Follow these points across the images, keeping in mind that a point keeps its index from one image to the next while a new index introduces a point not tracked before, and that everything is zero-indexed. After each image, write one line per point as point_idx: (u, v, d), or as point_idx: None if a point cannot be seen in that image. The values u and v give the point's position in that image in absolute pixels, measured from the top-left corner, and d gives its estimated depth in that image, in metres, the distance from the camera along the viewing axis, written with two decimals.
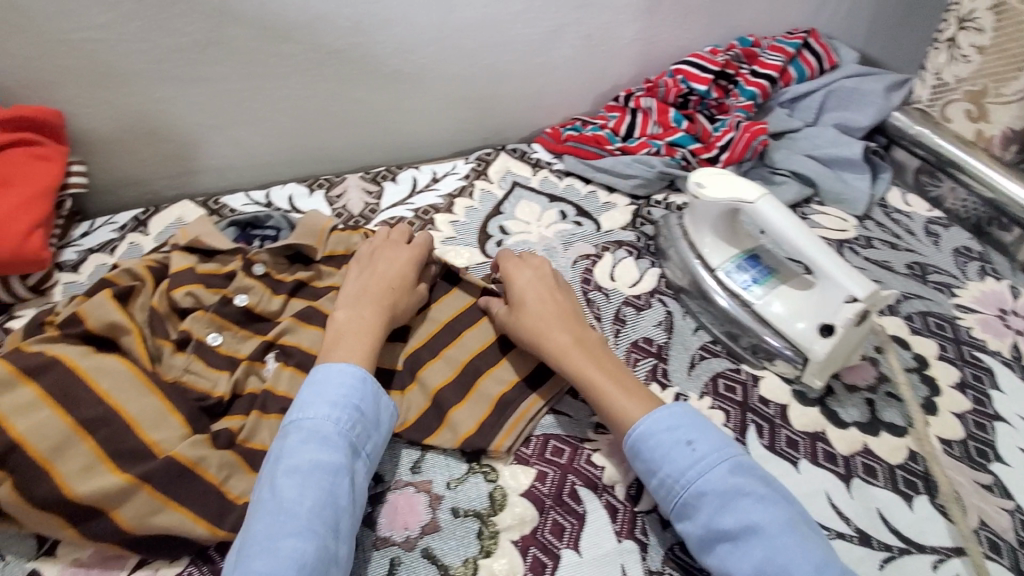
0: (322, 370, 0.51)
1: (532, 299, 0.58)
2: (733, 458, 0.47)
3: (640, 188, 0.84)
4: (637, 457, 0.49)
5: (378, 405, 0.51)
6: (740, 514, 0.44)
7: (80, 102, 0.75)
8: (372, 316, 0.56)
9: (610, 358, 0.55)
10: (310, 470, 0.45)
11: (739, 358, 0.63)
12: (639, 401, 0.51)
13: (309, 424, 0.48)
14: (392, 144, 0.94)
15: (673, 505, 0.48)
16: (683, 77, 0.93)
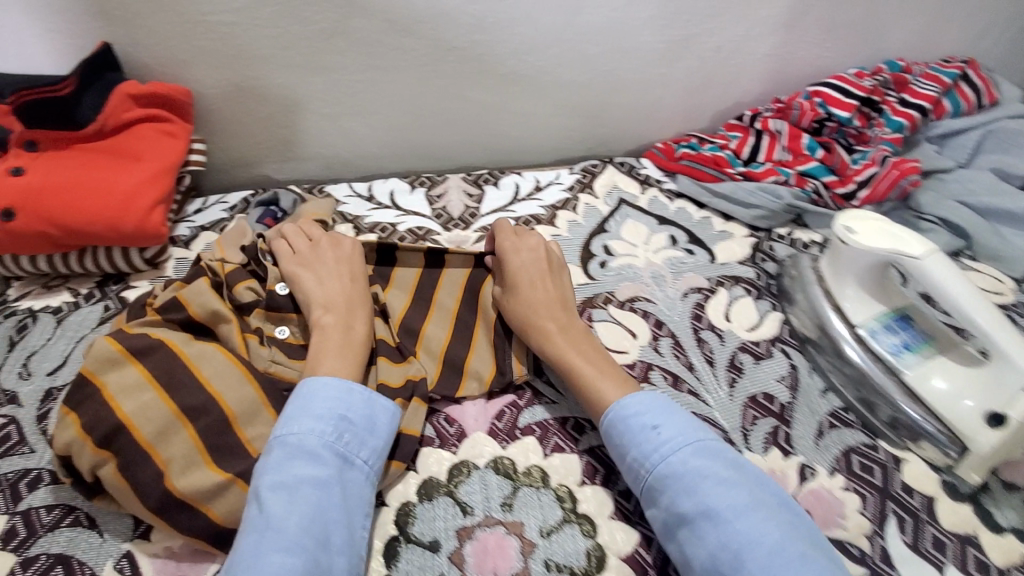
0: (308, 384, 0.49)
1: (525, 284, 0.59)
2: (699, 445, 0.47)
3: (763, 220, 0.77)
4: (610, 443, 0.50)
5: (368, 412, 0.49)
6: (700, 498, 0.44)
7: (207, 83, 0.76)
8: (354, 318, 0.56)
9: (592, 341, 0.57)
10: (297, 485, 0.43)
11: (875, 433, 0.55)
12: (625, 388, 0.52)
13: (295, 437, 0.46)
14: (495, 146, 0.91)
15: (641, 491, 0.48)
16: (822, 100, 0.83)
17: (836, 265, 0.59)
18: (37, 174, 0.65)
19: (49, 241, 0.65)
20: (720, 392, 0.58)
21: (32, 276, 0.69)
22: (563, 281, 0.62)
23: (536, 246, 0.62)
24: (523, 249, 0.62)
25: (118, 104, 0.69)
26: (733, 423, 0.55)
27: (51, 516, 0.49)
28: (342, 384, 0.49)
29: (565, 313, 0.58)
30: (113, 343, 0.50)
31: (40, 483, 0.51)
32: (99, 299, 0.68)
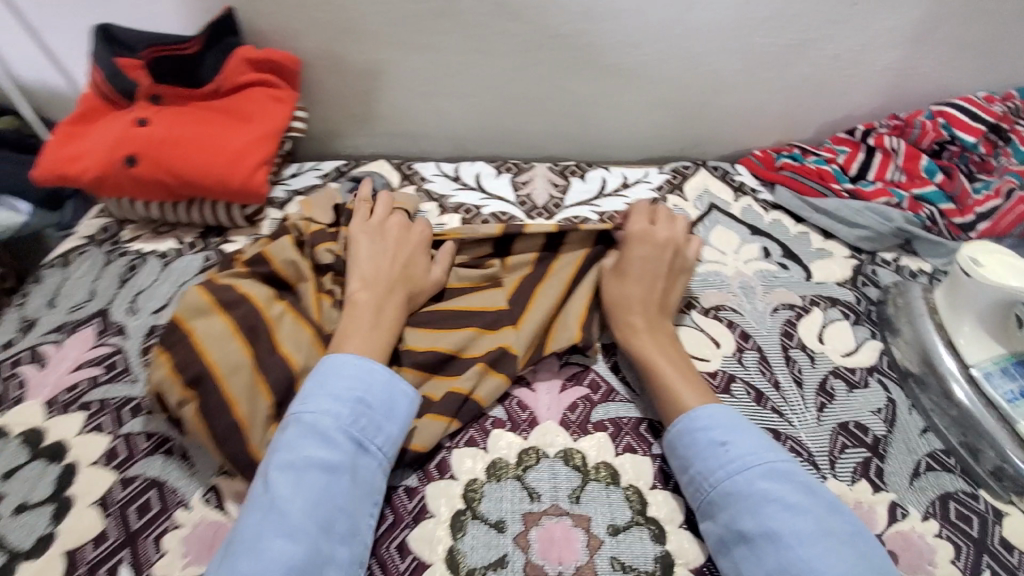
0: (331, 360, 0.48)
1: (637, 273, 0.59)
2: (768, 464, 0.45)
3: (866, 241, 0.72)
4: (672, 451, 0.50)
5: (388, 398, 0.48)
6: (763, 519, 0.42)
7: (317, 54, 0.79)
8: (391, 299, 0.55)
9: (678, 348, 0.57)
10: (306, 468, 0.43)
11: (976, 481, 0.50)
12: (702, 395, 0.51)
13: (310, 416, 0.45)
14: (585, 138, 0.90)
15: (698, 502, 0.47)
16: (946, 121, 0.76)
17: (956, 298, 0.55)
18: (160, 126, 0.69)
19: (164, 190, 0.69)
20: (807, 414, 0.55)
21: (143, 221, 0.74)
22: (675, 285, 0.61)
23: (668, 242, 0.61)
24: (648, 241, 0.60)
25: (235, 68, 0.72)
26: (820, 450, 0.52)
27: (148, 443, 0.52)
28: (365, 364, 0.49)
29: (659, 315, 0.58)
30: (203, 294, 0.53)
31: (140, 411, 0.54)
32: (201, 249, 0.72)
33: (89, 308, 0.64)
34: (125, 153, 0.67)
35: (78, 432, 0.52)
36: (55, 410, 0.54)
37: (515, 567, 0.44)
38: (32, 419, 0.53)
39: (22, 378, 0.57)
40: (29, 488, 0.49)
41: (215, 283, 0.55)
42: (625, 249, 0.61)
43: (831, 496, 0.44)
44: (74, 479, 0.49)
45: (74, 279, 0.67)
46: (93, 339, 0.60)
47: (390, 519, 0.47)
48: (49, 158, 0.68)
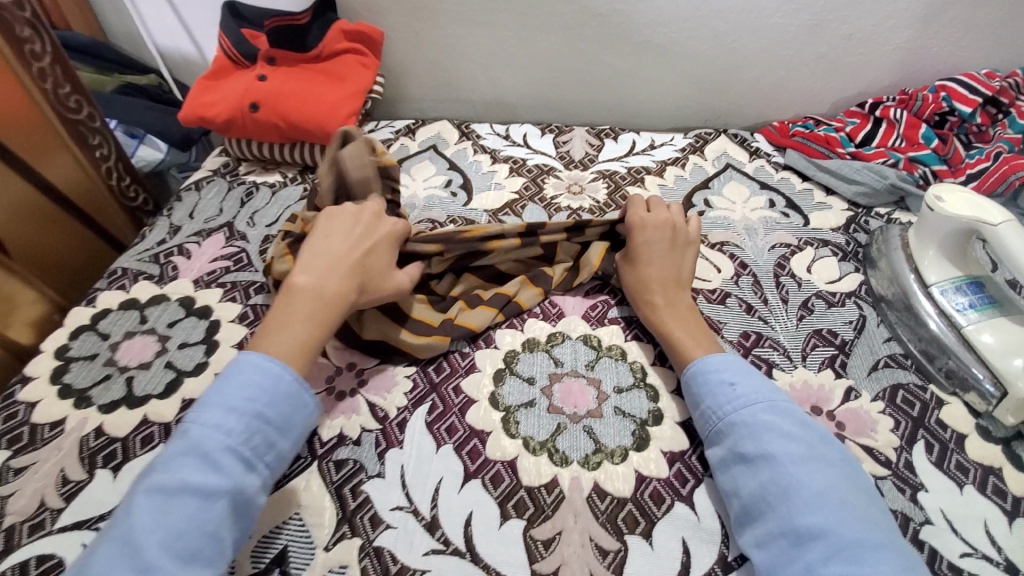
0: (235, 365, 0.51)
1: (648, 257, 0.66)
2: (770, 401, 0.52)
3: (863, 197, 0.82)
4: (687, 389, 0.56)
5: (283, 412, 0.50)
6: (761, 442, 0.49)
7: (396, 28, 0.95)
8: (333, 287, 0.56)
9: (694, 317, 0.63)
10: (177, 490, 0.44)
11: (927, 377, 0.61)
12: (707, 351, 0.58)
13: (197, 434, 0.47)
14: (620, 107, 1.03)
15: (707, 431, 0.53)
16: (947, 94, 0.85)
17: (923, 232, 0.65)
18: (276, 81, 0.86)
19: (276, 132, 0.87)
20: (788, 321, 0.67)
21: (254, 159, 0.92)
22: (683, 258, 0.68)
23: (661, 231, 0.67)
24: (648, 224, 0.68)
25: (332, 37, 0.89)
26: (795, 347, 0.64)
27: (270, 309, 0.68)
28: (277, 371, 0.51)
29: (674, 288, 0.64)
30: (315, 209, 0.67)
31: (263, 290, 0.71)
32: (300, 182, 0.88)
33: (219, 220, 0.81)
34: (250, 101, 0.85)
35: (218, 300, 0.70)
36: (200, 285, 0.71)
37: (541, 407, 0.58)
38: (184, 290, 0.71)
39: (174, 264, 0.74)
40: (187, 333, 0.66)
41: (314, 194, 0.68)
42: (630, 236, 0.68)
43: (824, 430, 0.51)
44: (219, 329, 0.66)
45: (206, 199, 0.85)
46: (224, 241, 0.78)
47: (448, 370, 0.62)
48: (191, 104, 0.87)
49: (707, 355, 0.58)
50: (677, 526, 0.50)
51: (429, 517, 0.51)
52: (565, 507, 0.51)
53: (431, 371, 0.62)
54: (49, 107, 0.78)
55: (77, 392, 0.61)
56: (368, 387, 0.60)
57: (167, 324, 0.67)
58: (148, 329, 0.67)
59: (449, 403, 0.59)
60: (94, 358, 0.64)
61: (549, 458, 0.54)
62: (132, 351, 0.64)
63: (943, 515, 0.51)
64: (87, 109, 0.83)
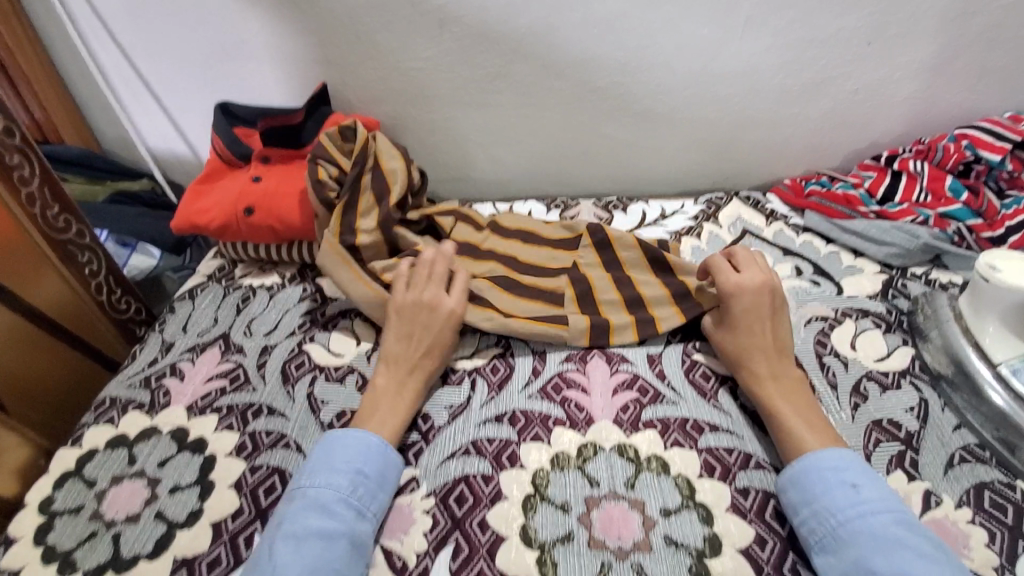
0: (336, 437, 0.56)
1: (751, 325, 0.61)
2: (898, 512, 0.47)
3: (896, 258, 0.77)
4: (793, 485, 0.51)
5: (383, 466, 0.55)
6: (898, 561, 0.44)
7: (392, 116, 0.93)
8: (408, 390, 0.61)
9: (802, 393, 0.58)
10: (307, 535, 0.48)
11: (1014, 472, 0.54)
12: (826, 441, 0.54)
13: (314, 490, 0.52)
14: (625, 176, 1.00)
15: (821, 536, 0.48)
16: (969, 142, 0.82)
17: (979, 304, 0.60)
18: (270, 181, 0.83)
19: (271, 234, 0.83)
20: (842, 413, 0.60)
21: (251, 260, 0.88)
22: (782, 321, 0.62)
23: (753, 303, 0.62)
24: (744, 288, 0.62)
25: None
26: (856, 444, 0.57)
27: (270, 438, 0.62)
28: (367, 442, 0.55)
29: (779, 357, 0.60)
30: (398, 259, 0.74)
31: (261, 414, 0.65)
32: (299, 282, 0.84)
33: (213, 332, 0.76)
34: (246, 205, 0.82)
35: (214, 430, 0.64)
36: (194, 413, 0.66)
37: (581, 542, 0.51)
38: (176, 419, 0.65)
39: (167, 388, 0.69)
40: (179, 474, 0.60)
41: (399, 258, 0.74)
42: (725, 304, 0.63)
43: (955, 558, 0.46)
44: (215, 466, 0.60)
45: (201, 308, 0.81)
46: (220, 357, 0.73)
47: (471, 500, 0.55)
48: (185, 212, 0.84)
49: (825, 448, 0.53)
50: None
51: None
52: None
53: (452, 504, 0.55)
54: (36, 228, 0.74)
55: (62, 554, 0.55)
56: (382, 531, 0.53)
57: (157, 464, 0.61)
58: (137, 471, 0.61)
59: (476, 543, 0.52)
60: (78, 512, 0.58)
61: None
62: (119, 500, 0.58)
63: None
64: (75, 226, 0.79)
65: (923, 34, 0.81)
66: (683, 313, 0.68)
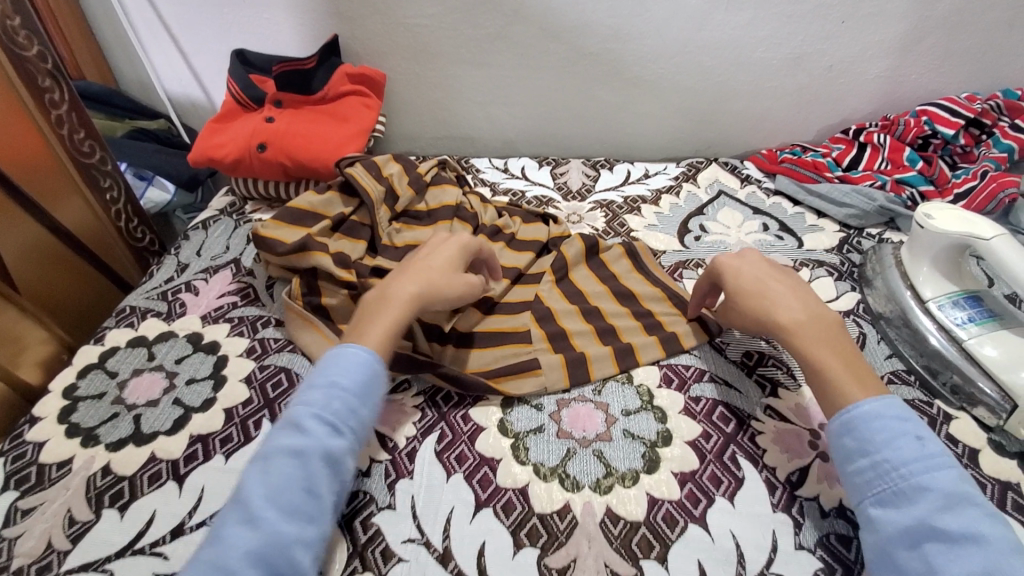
0: (323, 356, 0.54)
1: (755, 280, 0.60)
2: (960, 470, 0.45)
3: (854, 218, 0.84)
4: (850, 432, 0.48)
5: (363, 381, 0.51)
6: (966, 520, 0.41)
7: (398, 71, 0.99)
8: (395, 296, 0.58)
9: (843, 339, 0.55)
10: (275, 456, 0.46)
11: (933, 393, 0.61)
12: (869, 388, 0.50)
13: (289, 409, 0.50)
14: (614, 140, 1.06)
15: (880, 489, 0.45)
16: (928, 118, 0.89)
17: (916, 248, 0.67)
18: (282, 123, 0.89)
19: (281, 171, 0.89)
20: None
21: (260, 198, 0.94)
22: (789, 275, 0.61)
23: (762, 270, 0.61)
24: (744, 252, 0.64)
25: (338, 80, 0.92)
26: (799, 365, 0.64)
27: (277, 344, 0.69)
28: (345, 353, 0.53)
29: (808, 303, 0.57)
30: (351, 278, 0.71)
31: (270, 324, 0.72)
32: None
33: (226, 257, 0.83)
34: (258, 141, 0.88)
35: (226, 335, 0.70)
36: (208, 321, 0.72)
37: (550, 433, 0.58)
38: (192, 326, 0.72)
39: (182, 301, 0.75)
40: (194, 369, 0.66)
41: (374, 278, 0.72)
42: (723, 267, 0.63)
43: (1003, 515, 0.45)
44: (227, 364, 0.67)
45: (214, 236, 0.87)
46: (231, 277, 0.79)
47: (457, 398, 0.62)
48: (201, 146, 0.90)
49: (876, 396, 0.49)
50: (692, 548, 0.50)
51: (441, 548, 0.50)
52: (578, 533, 0.51)
53: (438, 402, 0.62)
54: (63, 151, 0.80)
55: (84, 431, 0.61)
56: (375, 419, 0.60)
57: (174, 361, 0.67)
58: (156, 365, 0.67)
59: (459, 431, 0.59)
60: (102, 397, 0.64)
61: (560, 483, 0.54)
62: (140, 388, 0.65)
63: None
64: (99, 152, 0.86)
65: (893, 15, 0.88)
66: (661, 342, 0.66)
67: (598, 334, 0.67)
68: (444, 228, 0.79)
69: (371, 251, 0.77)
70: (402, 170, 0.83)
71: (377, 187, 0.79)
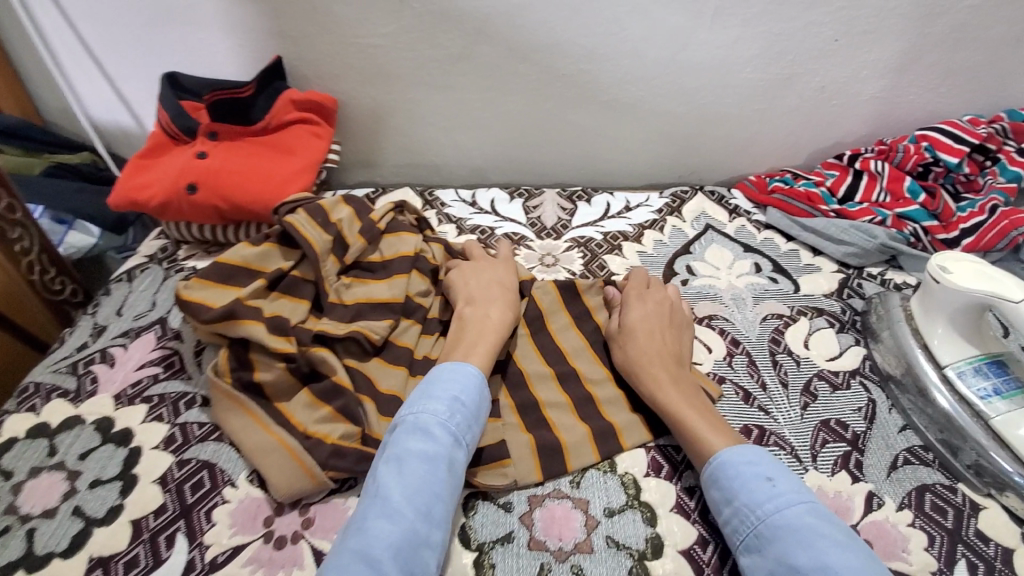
0: (435, 371, 0.55)
1: (641, 331, 0.61)
2: (812, 503, 0.46)
3: (854, 257, 0.77)
4: (714, 484, 0.50)
5: (479, 400, 0.53)
6: (817, 554, 0.42)
7: (351, 95, 0.89)
8: (497, 320, 0.62)
9: (700, 398, 0.57)
10: (409, 458, 0.47)
11: (955, 475, 0.54)
12: (727, 439, 0.52)
13: (413, 417, 0.50)
14: (592, 166, 0.98)
15: (744, 536, 0.46)
16: (929, 144, 0.82)
17: (929, 304, 0.60)
18: (216, 159, 0.78)
19: (216, 214, 0.78)
20: (791, 412, 0.59)
21: (195, 242, 0.83)
22: (681, 336, 0.63)
23: (652, 322, 0.62)
24: (646, 300, 0.65)
25: (281, 107, 0.82)
26: (803, 444, 0.56)
27: (202, 430, 0.59)
28: (462, 370, 0.55)
29: (673, 362, 0.59)
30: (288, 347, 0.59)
31: (195, 404, 0.61)
32: None
33: (150, 316, 0.72)
34: (187, 182, 0.77)
35: (142, 421, 0.60)
36: (122, 402, 0.62)
37: (520, 543, 0.50)
38: (103, 409, 0.61)
39: (94, 375, 0.65)
40: (101, 467, 0.56)
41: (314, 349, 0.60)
42: (625, 312, 0.63)
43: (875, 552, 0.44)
44: (139, 460, 0.56)
45: (139, 290, 0.76)
46: (154, 342, 0.68)
47: None
48: (123, 187, 0.79)
49: (733, 445, 0.51)
50: None
51: None
52: None
53: None
54: None
55: None
56: (314, 529, 0.52)
57: (79, 456, 0.57)
58: (58, 463, 0.57)
59: None
60: None
61: None
62: (35, 494, 0.54)
63: None
64: (6, 199, 0.74)
65: (891, 32, 0.81)
66: (645, 419, 0.58)
67: (575, 407, 0.59)
68: (401, 283, 0.67)
69: (316, 311, 0.67)
70: (353, 214, 0.71)
71: (323, 238, 0.67)
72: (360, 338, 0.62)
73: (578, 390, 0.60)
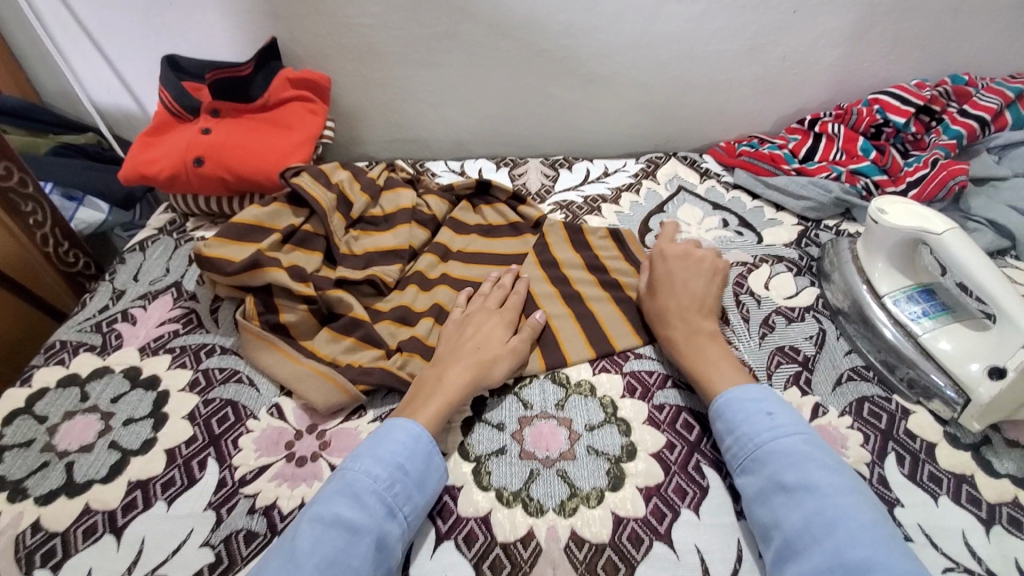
0: (386, 427, 0.54)
1: (660, 289, 0.66)
2: (806, 433, 0.52)
3: (812, 211, 0.84)
4: (719, 416, 0.55)
5: (425, 466, 0.51)
6: (806, 474, 0.48)
7: (344, 73, 0.95)
8: (492, 340, 0.62)
9: (719, 345, 0.61)
10: (334, 523, 0.46)
11: (890, 388, 0.62)
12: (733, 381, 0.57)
13: (352, 477, 0.50)
14: (573, 138, 1.04)
15: (742, 459, 0.52)
16: (880, 107, 0.89)
17: (871, 244, 0.67)
18: (220, 133, 0.84)
19: (222, 186, 0.84)
20: (751, 340, 0.67)
21: (203, 213, 0.89)
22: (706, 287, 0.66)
23: (675, 278, 0.66)
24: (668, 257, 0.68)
25: (279, 86, 0.87)
26: (760, 365, 0.64)
27: (222, 374, 0.65)
28: (411, 431, 0.53)
29: (690, 317, 0.63)
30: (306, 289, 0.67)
31: (214, 352, 0.67)
32: None
33: (166, 280, 0.78)
34: (194, 155, 0.82)
35: (166, 368, 0.66)
36: (147, 353, 0.68)
37: (513, 454, 0.57)
38: (129, 360, 0.67)
39: (119, 332, 0.71)
40: (133, 408, 0.62)
41: (331, 293, 0.68)
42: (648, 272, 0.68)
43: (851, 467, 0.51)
44: (168, 401, 0.62)
45: (153, 259, 0.82)
46: (172, 302, 0.74)
47: None
48: (132, 162, 0.84)
49: (736, 387, 0.56)
50: (657, 568, 0.49)
51: None
52: (543, 560, 0.50)
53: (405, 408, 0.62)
54: None
55: (12, 484, 0.56)
56: (330, 450, 0.58)
57: (111, 400, 0.63)
58: (90, 407, 0.63)
59: None
60: (30, 445, 0.59)
61: (523, 508, 0.53)
62: (73, 433, 0.60)
63: (922, 529, 0.51)
64: (18, 175, 0.79)
65: (842, 3, 0.87)
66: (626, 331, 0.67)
67: (570, 315, 0.69)
68: (404, 232, 0.76)
69: (330, 263, 0.74)
70: (351, 177, 0.79)
71: (328, 196, 0.75)
72: (377, 281, 0.71)
73: (574, 304, 0.70)
